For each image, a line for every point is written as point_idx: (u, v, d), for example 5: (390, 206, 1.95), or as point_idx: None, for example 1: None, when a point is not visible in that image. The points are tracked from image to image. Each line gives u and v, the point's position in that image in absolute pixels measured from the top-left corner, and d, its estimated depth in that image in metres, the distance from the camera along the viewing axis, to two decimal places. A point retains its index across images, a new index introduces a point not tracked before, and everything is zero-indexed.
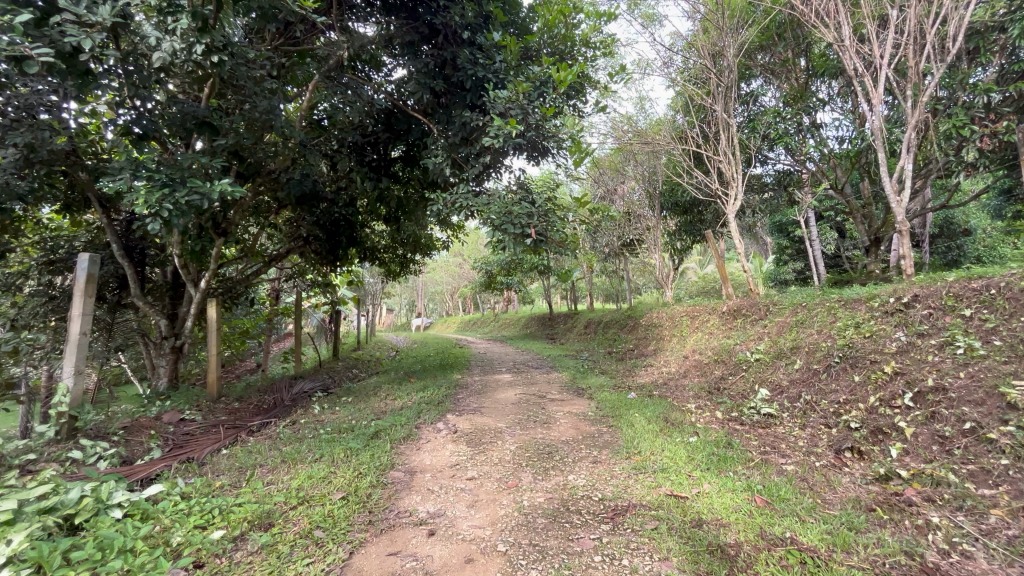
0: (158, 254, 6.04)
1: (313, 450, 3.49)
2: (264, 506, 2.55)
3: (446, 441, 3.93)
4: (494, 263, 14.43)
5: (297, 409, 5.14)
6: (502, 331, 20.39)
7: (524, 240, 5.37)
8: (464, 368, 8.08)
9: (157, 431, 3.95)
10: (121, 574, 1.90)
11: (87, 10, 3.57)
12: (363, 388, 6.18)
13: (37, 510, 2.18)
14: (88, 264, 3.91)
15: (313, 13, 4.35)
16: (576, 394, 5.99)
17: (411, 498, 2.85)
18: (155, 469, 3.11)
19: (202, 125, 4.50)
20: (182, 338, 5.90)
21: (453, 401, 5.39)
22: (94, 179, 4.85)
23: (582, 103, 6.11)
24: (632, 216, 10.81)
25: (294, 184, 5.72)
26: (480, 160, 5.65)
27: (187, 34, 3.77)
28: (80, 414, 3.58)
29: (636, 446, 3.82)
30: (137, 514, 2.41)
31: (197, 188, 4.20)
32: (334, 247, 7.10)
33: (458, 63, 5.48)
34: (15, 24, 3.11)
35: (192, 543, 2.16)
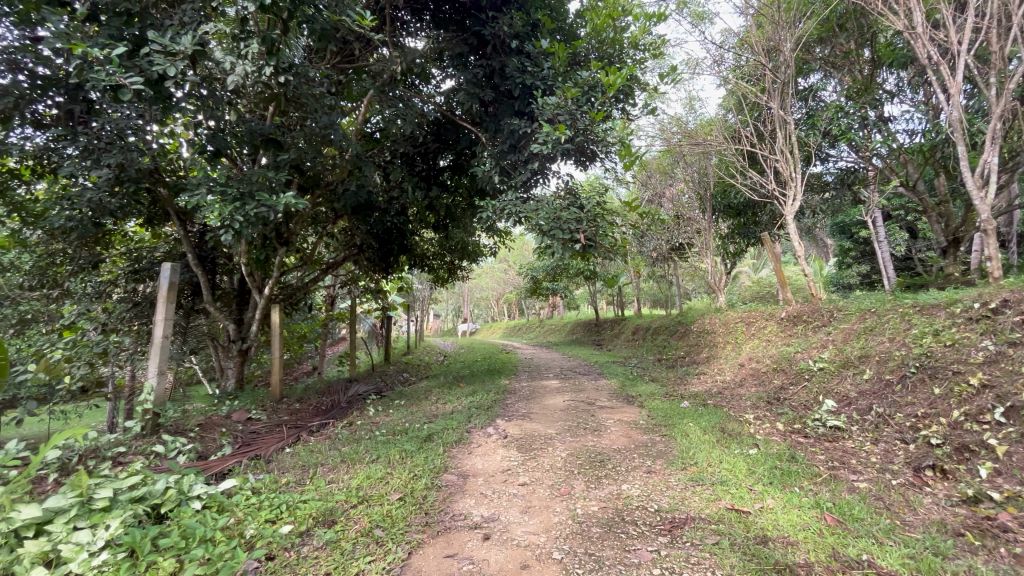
0: (227, 263, 6.46)
1: (370, 451, 3.61)
2: (328, 504, 2.66)
3: (497, 446, 3.96)
4: (539, 269, 14.44)
5: (353, 411, 5.33)
6: (548, 337, 20.32)
7: (572, 245, 5.39)
8: (511, 374, 8.10)
9: (228, 429, 4.21)
10: (202, 562, 2.04)
11: (171, 41, 3.93)
12: (414, 392, 6.32)
13: (130, 499, 2.39)
14: (169, 273, 4.25)
15: (370, 31, 4.56)
16: (626, 401, 5.87)
17: (466, 501, 2.88)
18: (227, 464, 3.32)
19: (268, 141, 4.80)
20: (248, 341, 6.26)
21: (502, 406, 5.42)
22: (172, 195, 5.26)
23: (631, 106, 6.03)
24: (681, 219, 10.52)
25: (350, 195, 5.96)
26: (528, 167, 5.70)
27: (257, 57, 4.04)
28: (163, 412, 3.88)
29: (692, 457, 3.69)
30: (214, 506, 2.58)
31: (264, 201, 4.46)
32: (386, 255, 7.35)
33: (507, 72, 5.57)
34: (113, 57, 3.48)
35: (264, 537, 2.29)
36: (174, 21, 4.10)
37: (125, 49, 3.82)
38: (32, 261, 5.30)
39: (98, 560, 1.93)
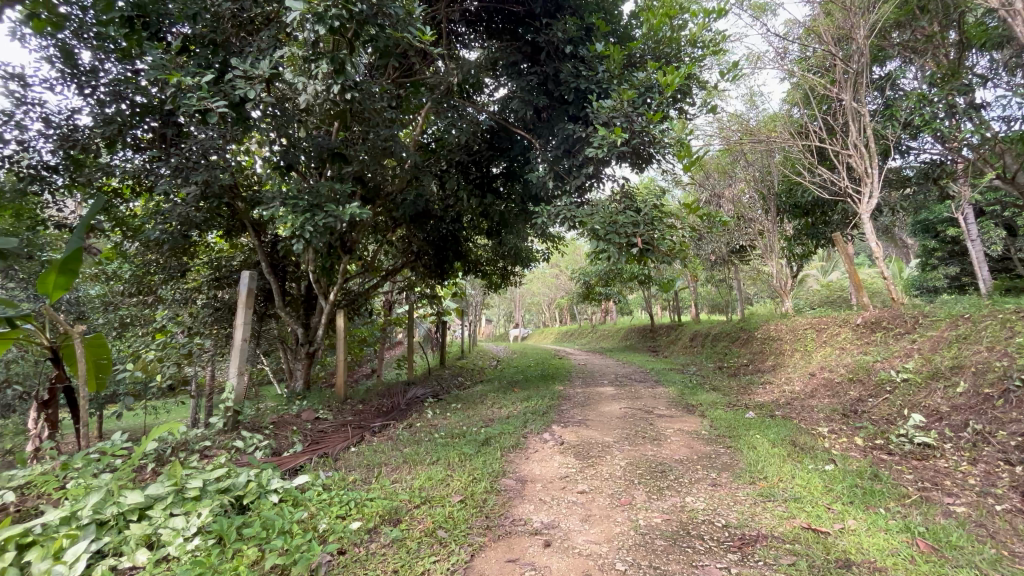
0: (296, 270, 6.87)
1: (430, 453, 3.70)
2: (392, 502, 2.75)
3: (553, 452, 3.94)
4: (591, 274, 14.26)
5: (412, 414, 5.48)
6: (601, 342, 19.98)
7: (629, 248, 5.28)
8: (566, 380, 8.03)
9: (298, 427, 4.46)
10: (281, 552, 2.16)
11: (250, 67, 4.27)
12: (469, 395, 6.42)
13: (217, 489, 2.59)
14: (247, 280, 4.59)
15: (430, 45, 4.72)
16: (686, 410, 5.66)
17: (525, 506, 2.89)
18: (299, 460, 3.52)
19: (334, 155, 5.06)
20: (315, 345, 6.60)
21: (557, 412, 5.38)
22: (249, 208, 5.66)
23: (689, 105, 5.85)
24: (743, 220, 10.04)
25: (409, 204, 6.17)
26: (583, 171, 5.65)
27: (326, 77, 4.27)
28: (241, 410, 4.18)
29: (761, 470, 3.51)
30: (290, 500, 2.73)
31: (332, 211, 4.70)
32: (441, 261, 7.52)
33: (561, 77, 5.57)
34: (202, 85, 3.82)
35: (335, 532, 2.40)
36: (253, 48, 4.44)
37: (211, 77, 4.17)
38: (131, 271, 5.90)
39: (192, 545, 2.12)
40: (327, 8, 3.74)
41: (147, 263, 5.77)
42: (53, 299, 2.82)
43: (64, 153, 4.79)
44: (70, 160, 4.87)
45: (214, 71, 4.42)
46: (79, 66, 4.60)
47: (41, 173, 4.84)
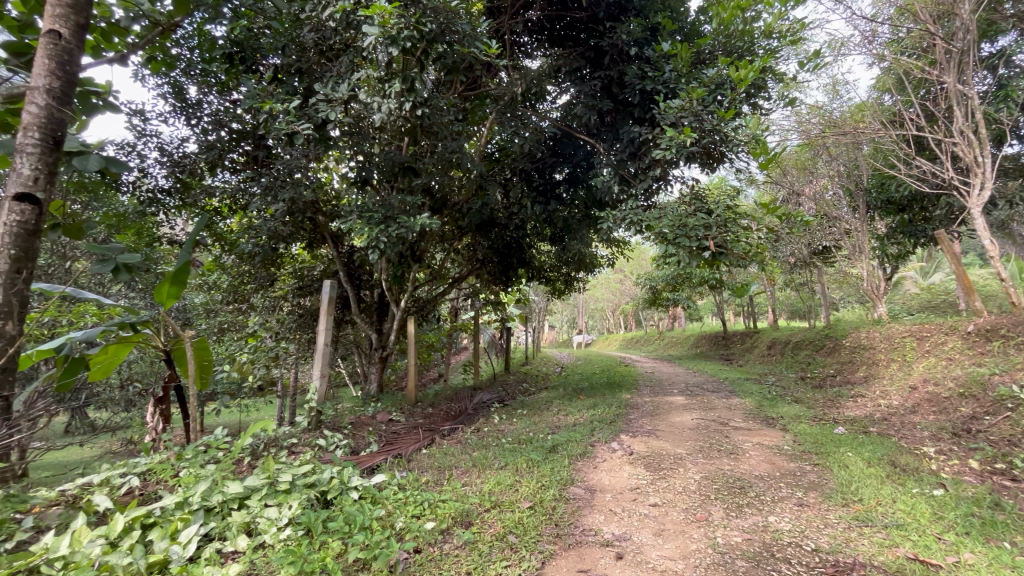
0: (370, 279, 7.24)
1: (499, 458, 3.75)
2: (463, 505, 2.81)
3: (623, 462, 3.85)
4: (658, 279, 13.81)
5: (479, 418, 5.58)
6: (669, 350, 19.26)
7: (701, 253, 5.07)
8: (633, 388, 7.82)
9: (374, 428, 4.69)
10: (361, 547, 2.28)
11: (331, 90, 4.62)
12: (535, 402, 6.43)
13: (304, 484, 2.78)
14: (329, 289, 4.92)
15: (497, 58, 4.83)
16: (766, 423, 5.31)
17: (595, 516, 2.85)
18: (376, 460, 3.71)
19: (405, 169, 5.30)
20: (387, 349, 6.92)
21: (625, 421, 5.26)
22: (329, 221, 6.07)
23: (764, 99, 5.54)
24: (827, 219, 9.28)
25: (475, 213, 6.32)
26: (649, 174, 5.51)
27: (399, 95, 4.50)
28: (323, 409, 4.47)
29: (855, 491, 3.21)
30: (368, 497, 2.87)
31: (404, 222, 4.92)
32: (506, 269, 7.61)
33: (626, 80, 5.48)
34: (289, 110, 4.19)
35: (411, 531, 2.48)
36: (333, 73, 4.79)
37: (297, 102, 4.55)
38: (228, 281, 6.53)
39: (284, 534, 2.29)
40: (400, 30, 4.01)
41: (241, 273, 6.36)
42: (168, 306, 3.18)
43: (175, 177, 5.43)
44: (180, 184, 5.51)
45: (300, 97, 4.82)
46: (187, 100, 5.19)
47: (157, 196, 5.50)
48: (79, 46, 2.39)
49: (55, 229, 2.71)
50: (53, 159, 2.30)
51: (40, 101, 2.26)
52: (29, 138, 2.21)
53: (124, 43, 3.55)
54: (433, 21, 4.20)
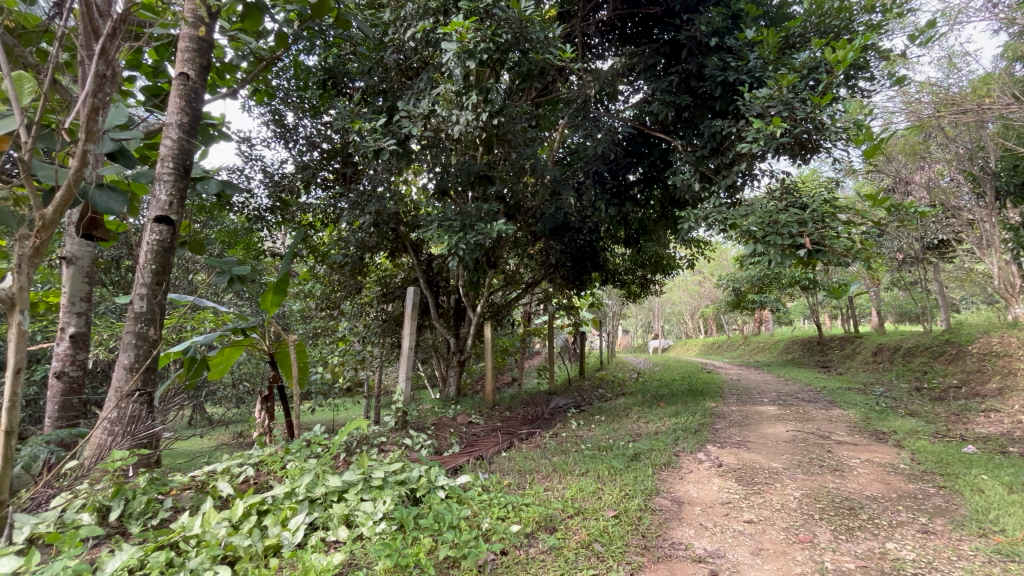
0: (447, 285, 7.50)
1: (579, 464, 3.71)
2: (547, 510, 2.81)
3: (712, 474, 3.64)
4: (742, 280, 12.99)
5: (556, 423, 5.56)
6: (755, 356, 18.03)
7: (795, 251, 4.69)
8: (718, 396, 7.40)
9: (455, 429, 4.84)
10: (450, 545, 2.35)
11: (413, 107, 4.87)
12: (613, 408, 6.29)
13: (395, 481, 2.93)
14: (413, 295, 5.18)
15: (572, 61, 4.79)
16: (876, 438, 4.79)
17: (684, 530, 2.72)
18: (459, 461, 3.83)
19: (481, 177, 5.42)
20: (464, 353, 7.12)
21: (712, 431, 4.98)
22: (409, 231, 6.36)
23: (866, 81, 5.05)
24: (945, 208, 8.33)
25: (549, 218, 6.43)
26: (733, 169, 5.23)
27: (476, 106, 4.63)
28: (408, 410, 4.69)
29: (995, 520, 2.80)
30: (455, 497, 2.95)
31: (482, 229, 5.04)
32: (580, 272, 7.54)
33: (706, 73, 5.22)
34: (374, 129, 4.51)
35: (498, 532, 2.52)
36: (414, 90, 5.03)
37: (383, 121, 4.85)
38: (321, 289, 7.06)
39: (379, 528, 2.43)
40: (478, 44, 4.19)
41: (333, 282, 6.85)
42: (271, 313, 3.49)
43: (276, 197, 6.00)
44: (280, 203, 6.04)
45: (385, 115, 5.12)
46: (286, 126, 5.72)
47: (261, 214, 6.10)
48: (202, 83, 2.93)
49: (183, 246, 3.37)
50: (181, 184, 2.81)
51: (173, 136, 2.80)
52: (166, 164, 2.76)
53: (234, 79, 4.09)
54: (508, 31, 4.33)
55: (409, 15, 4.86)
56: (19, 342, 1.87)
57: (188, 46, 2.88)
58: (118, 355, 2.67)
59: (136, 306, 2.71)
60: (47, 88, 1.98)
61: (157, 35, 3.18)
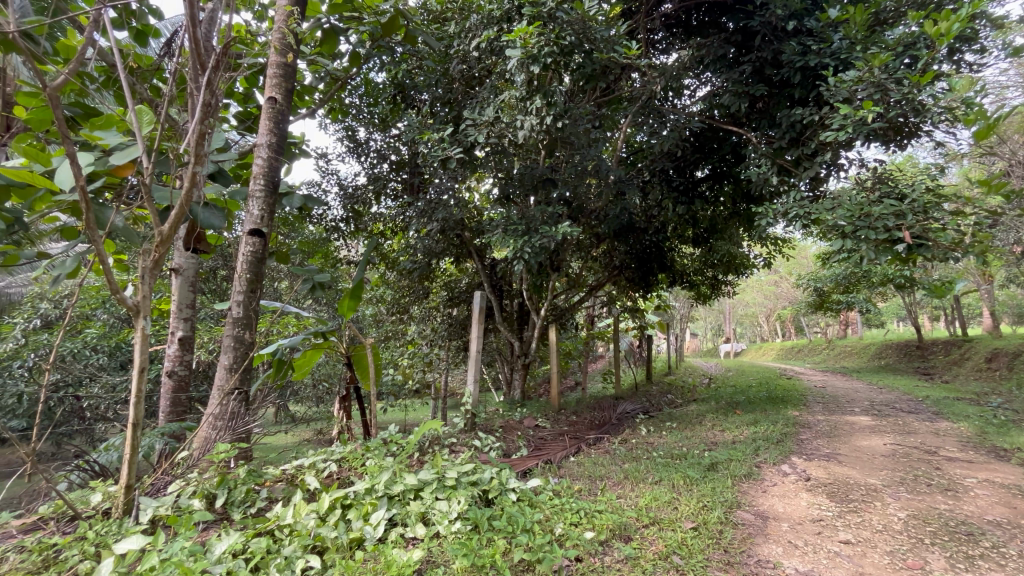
0: (511, 289, 7.56)
1: (652, 472, 3.59)
2: (620, 518, 2.74)
3: (799, 489, 3.38)
4: (825, 279, 12.03)
5: (625, 429, 5.42)
6: (841, 361, 16.61)
7: (891, 247, 4.27)
8: (801, 404, 6.89)
9: (522, 432, 4.87)
10: (525, 548, 2.36)
11: (478, 115, 4.99)
12: (685, 414, 6.04)
13: (468, 482, 2.98)
14: (480, 299, 5.27)
15: (638, 57, 4.67)
16: (995, 455, 4.24)
17: (771, 547, 2.55)
18: (529, 463, 3.85)
19: (544, 181, 5.42)
20: (529, 356, 7.15)
21: (796, 441, 4.63)
22: (473, 237, 6.48)
23: (973, 54, 4.52)
24: None
25: (613, 220, 6.27)
26: (816, 160, 4.87)
27: (540, 110, 4.66)
28: (476, 412, 4.77)
29: None
30: (526, 500, 2.96)
31: (546, 232, 5.05)
32: (646, 274, 7.33)
33: (782, 59, 4.91)
34: (441, 140, 4.68)
35: (572, 538, 2.49)
36: (478, 99, 5.13)
37: (449, 131, 5.00)
38: (391, 295, 7.37)
39: (455, 527, 2.50)
40: (541, 48, 4.24)
41: (403, 288, 7.13)
42: (348, 316, 3.68)
43: (349, 208, 6.37)
44: (353, 213, 6.42)
45: (451, 125, 5.28)
46: (358, 141, 6.07)
47: (337, 225, 6.50)
48: (287, 106, 3.16)
49: (271, 257, 3.64)
50: (271, 200, 3.06)
51: (263, 156, 3.05)
52: (257, 181, 3.02)
53: (312, 99, 4.38)
54: (572, 33, 4.33)
55: (473, 26, 4.99)
56: (143, 344, 2.12)
57: (275, 72, 3.12)
58: (220, 357, 2.94)
59: (234, 312, 2.97)
60: (162, 119, 2.23)
61: (248, 64, 3.49)
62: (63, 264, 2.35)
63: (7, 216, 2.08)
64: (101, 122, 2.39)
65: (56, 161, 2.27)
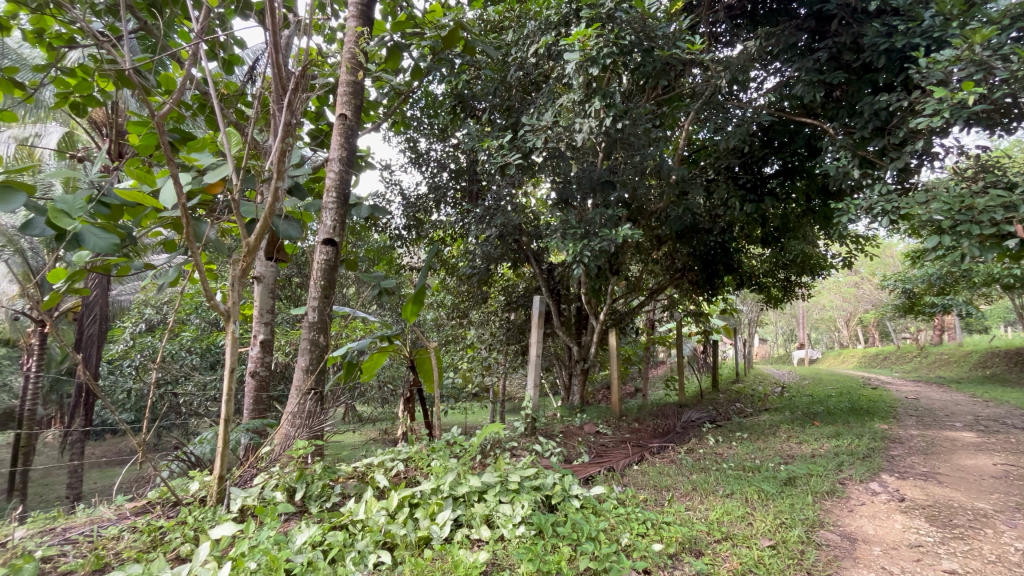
0: (569, 293, 7.50)
1: (723, 484, 3.42)
2: (690, 530, 2.64)
3: (892, 510, 3.09)
4: (916, 280, 10.94)
5: (691, 438, 5.20)
6: (936, 370, 15.01)
7: (1000, 243, 3.81)
8: (890, 417, 6.29)
9: (583, 438, 4.79)
10: (591, 557, 2.32)
11: (536, 120, 5.01)
12: (756, 425, 5.70)
13: (531, 486, 2.97)
14: (538, 304, 5.27)
15: (702, 52, 4.50)
16: None
17: (861, 572, 2.36)
18: (592, 470, 3.80)
19: (603, 183, 5.35)
20: (588, 361, 7.05)
21: (886, 457, 4.24)
22: (531, 241, 6.49)
23: None
24: None
25: (675, 220, 6.06)
26: (905, 150, 4.46)
27: (599, 112, 4.60)
28: (536, 417, 4.77)
29: None
30: (590, 507, 2.92)
31: (605, 235, 4.97)
32: (710, 277, 7.03)
33: (864, 42, 4.55)
34: (501, 147, 4.75)
35: (639, 549, 2.42)
36: (536, 105, 5.16)
37: (508, 138, 5.04)
38: (451, 300, 7.54)
39: (519, 532, 2.51)
40: (600, 49, 4.21)
41: (462, 293, 7.28)
42: (411, 320, 3.79)
43: (411, 217, 6.59)
44: (415, 222, 6.64)
45: (509, 131, 5.33)
46: (420, 152, 6.29)
47: (399, 233, 6.75)
48: (356, 121, 3.34)
49: (341, 265, 3.83)
50: (342, 211, 3.24)
51: (335, 169, 3.24)
52: (330, 194, 3.20)
53: (377, 113, 4.58)
54: (631, 32, 4.27)
55: (531, 32, 5.04)
56: (233, 346, 2.31)
57: (345, 90, 3.31)
58: (297, 359, 3.13)
59: (310, 316, 3.17)
60: (249, 138, 2.41)
61: (321, 84, 3.72)
62: (165, 274, 2.61)
63: (123, 232, 2.34)
64: (197, 144, 2.63)
65: (159, 181, 2.52)
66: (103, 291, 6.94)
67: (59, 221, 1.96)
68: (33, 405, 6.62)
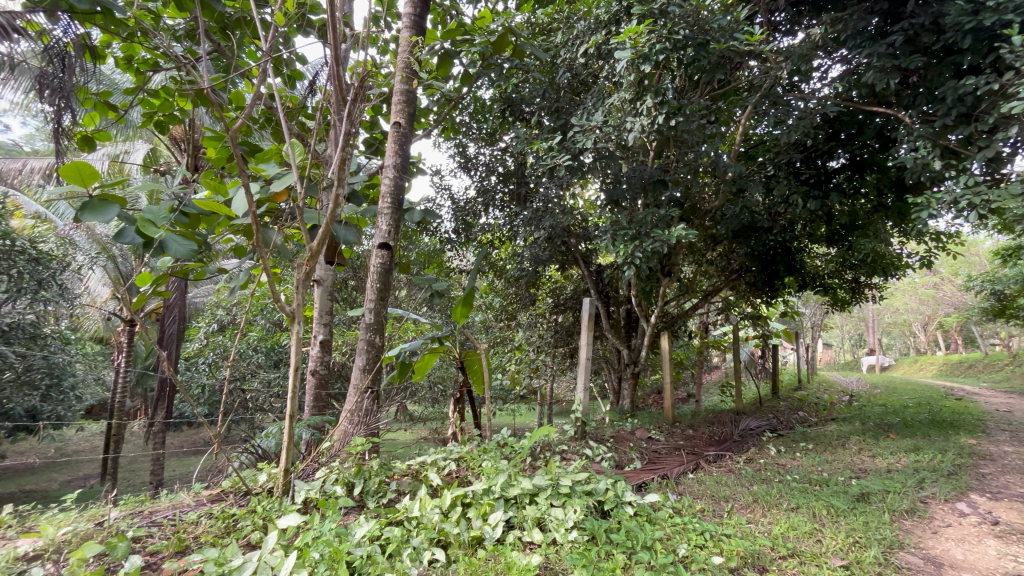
0: (618, 295, 7.35)
1: (788, 497, 3.23)
2: (752, 544, 2.52)
3: (983, 534, 2.81)
4: (1009, 280, 9.92)
5: (750, 447, 4.96)
6: None
7: None
8: (979, 431, 5.71)
9: (635, 443, 4.67)
10: (647, 566, 2.27)
11: (586, 121, 4.96)
12: (822, 435, 5.35)
13: (583, 491, 2.92)
14: (588, 306, 5.20)
15: (761, 43, 4.30)
16: None
17: None
18: (645, 477, 3.70)
19: (654, 182, 5.22)
20: (639, 365, 6.87)
21: (975, 474, 3.86)
22: (580, 243, 6.43)
23: None
24: None
25: (731, 218, 5.80)
26: (996, 137, 4.06)
27: (651, 110, 4.50)
28: (586, 421, 4.70)
29: None
30: (645, 515, 2.85)
31: (658, 236, 4.84)
32: (770, 278, 6.68)
33: (945, 22, 4.19)
34: (550, 150, 4.75)
35: (698, 561, 2.33)
36: (585, 105, 5.11)
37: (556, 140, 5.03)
38: (499, 302, 7.59)
39: (572, 536, 2.48)
40: (652, 45, 4.13)
41: (510, 295, 7.31)
42: (461, 321, 3.83)
43: (460, 220, 6.70)
44: (465, 225, 6.75)
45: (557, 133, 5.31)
46: (470, 155, 6.39)
47: (449, 236, 6.88)
48: (410, 127, 3.44)
49: (395, 267, 3.94)
50: (397, 216, 3.34)
51: (390, 176, 3.35)
52: (385, 200, 3.31)
53: (429, 120, 4.70)
54: (685, 27, 4.15)
55: (581, 32, 5.00)
56: (297, 345, 2.44)
57: (400, 98, 3.41)
58: (355, 358, 3.25)
59: (367, 317, 3.28)
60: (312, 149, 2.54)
61: (376, 94, 3.85)
62: (237, 277, 2.79)
63: (200, 239, 2.53)
64: (264, 154, 2.80)
65: (232, 191, 2.70)
66: (181, 293, 7.52)
67: (147, 230, 2.15)
68: (122, 397, 7.26)
